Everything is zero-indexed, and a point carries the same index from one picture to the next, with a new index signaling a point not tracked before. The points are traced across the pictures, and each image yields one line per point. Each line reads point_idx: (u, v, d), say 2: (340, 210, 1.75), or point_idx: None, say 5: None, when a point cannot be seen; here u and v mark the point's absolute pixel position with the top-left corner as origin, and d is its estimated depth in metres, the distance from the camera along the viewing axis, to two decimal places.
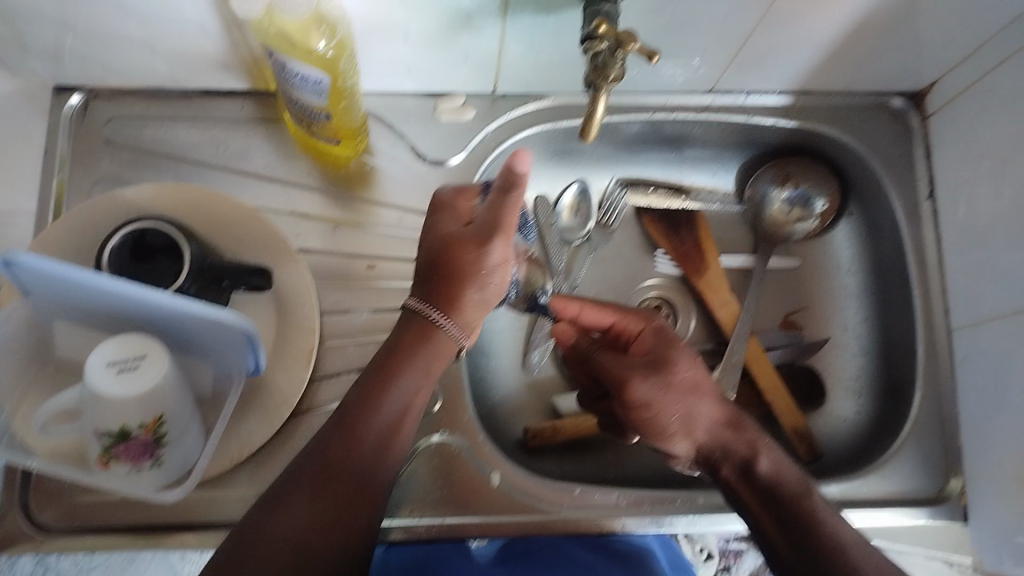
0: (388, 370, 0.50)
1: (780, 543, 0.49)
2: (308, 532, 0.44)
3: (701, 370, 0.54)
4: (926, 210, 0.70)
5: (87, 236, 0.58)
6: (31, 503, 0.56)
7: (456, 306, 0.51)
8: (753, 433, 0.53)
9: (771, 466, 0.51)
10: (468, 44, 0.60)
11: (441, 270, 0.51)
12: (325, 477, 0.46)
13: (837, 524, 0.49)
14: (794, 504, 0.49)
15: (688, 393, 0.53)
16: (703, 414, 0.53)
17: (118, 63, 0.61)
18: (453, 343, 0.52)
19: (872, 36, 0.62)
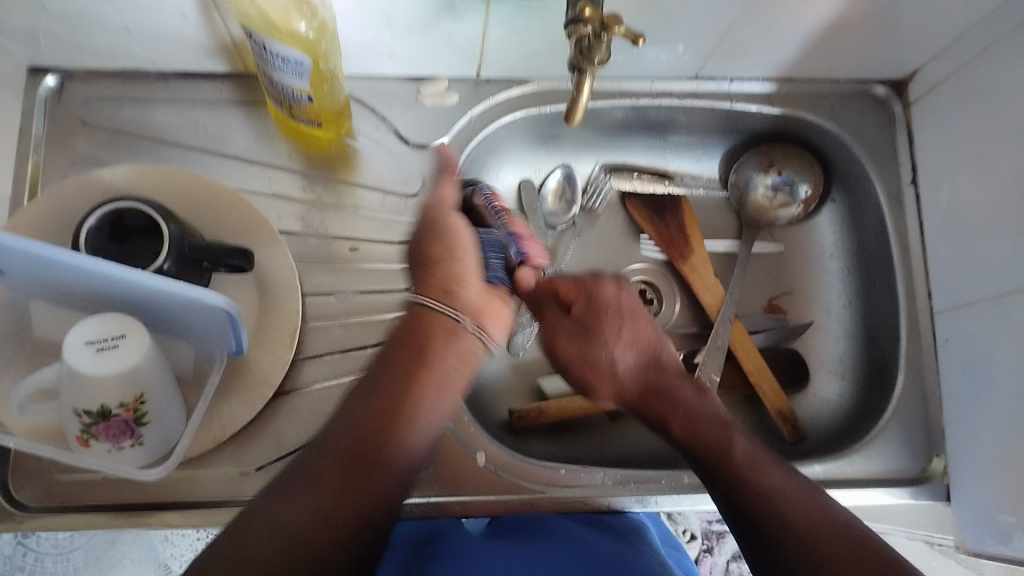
0: (399, 359, 0.51)
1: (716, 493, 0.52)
2: (312, 520, 0.44)
3: (620, 339, 0.59)
4: (909, 195, 0.70)
5: (64, 217, 0.58)
6: (11, 482, 0.56)
7: (442, 283, 0.54)
8: (674, 397, 0.57)
9: (684, 429, 0.55)
10: (450, 28, 0.60)
11: (421, 258, 0.54)
12: (347, 465, 0.46)
13: (773, 481, 0.50)
14: (716, 462, 0.52)
15: (608, 363, 0.60)
16: (620, 382, 0.59)
17: (97, 45, 0.60)
18: (447, 322, 0.53)
19: (854, 23, 0.62)
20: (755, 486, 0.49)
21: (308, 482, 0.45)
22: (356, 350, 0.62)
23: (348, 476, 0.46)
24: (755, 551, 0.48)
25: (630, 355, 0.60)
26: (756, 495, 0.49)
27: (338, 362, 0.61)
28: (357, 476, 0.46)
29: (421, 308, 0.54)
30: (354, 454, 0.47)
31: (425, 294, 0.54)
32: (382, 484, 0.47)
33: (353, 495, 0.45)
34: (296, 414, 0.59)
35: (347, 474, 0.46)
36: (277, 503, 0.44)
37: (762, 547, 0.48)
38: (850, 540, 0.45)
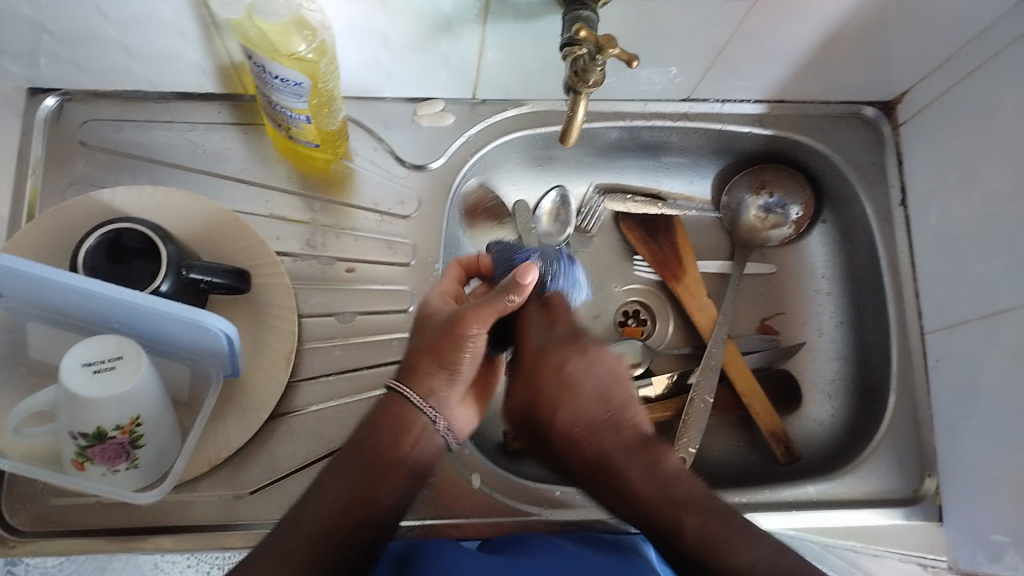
0: (371, 424, 0.49)
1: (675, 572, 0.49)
2: (343, 508, 0.46)
3: (562, 414, 0.52)
4: (899, 216, 0.71)
5: (62, 239, 0.58)
6: (4, 506, 0.56)
7: (434, 384, 0.50)
8: (618, 475, 0.51)
9: (633, 508, 0.50)
10: (447, 49, 0.61)
11: (418, 349, 0.51)
12: (346, 512, 0.46)
13: (734, 560, 0.46)
14: (668, 531, 0.48)
15: (563, 440, 0.52)
16: (570, 455, 0.52)
17: (97, 65, 0.61)
18: (425, 423, 0.50)
19: (844, 45, 0.64)
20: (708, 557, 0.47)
21: (315, 513, 0.45)
22: (352, 371, 0.62)
23: (342, 525, 0.45)
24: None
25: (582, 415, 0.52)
26: None
27: (334, 383, 0.61)
28: (376, 474, 0.48)
29: (398, 401, 0.50)
30: (373, 463, 0.48)
31: (403, 386, 0.50)
32: (395, 489, 0.48)
33: (367, 495, 0.47)
34: (292, 436, 0.59)
35: (366, 479, 0.47)
36: (320, 490, 0.47)
37: None
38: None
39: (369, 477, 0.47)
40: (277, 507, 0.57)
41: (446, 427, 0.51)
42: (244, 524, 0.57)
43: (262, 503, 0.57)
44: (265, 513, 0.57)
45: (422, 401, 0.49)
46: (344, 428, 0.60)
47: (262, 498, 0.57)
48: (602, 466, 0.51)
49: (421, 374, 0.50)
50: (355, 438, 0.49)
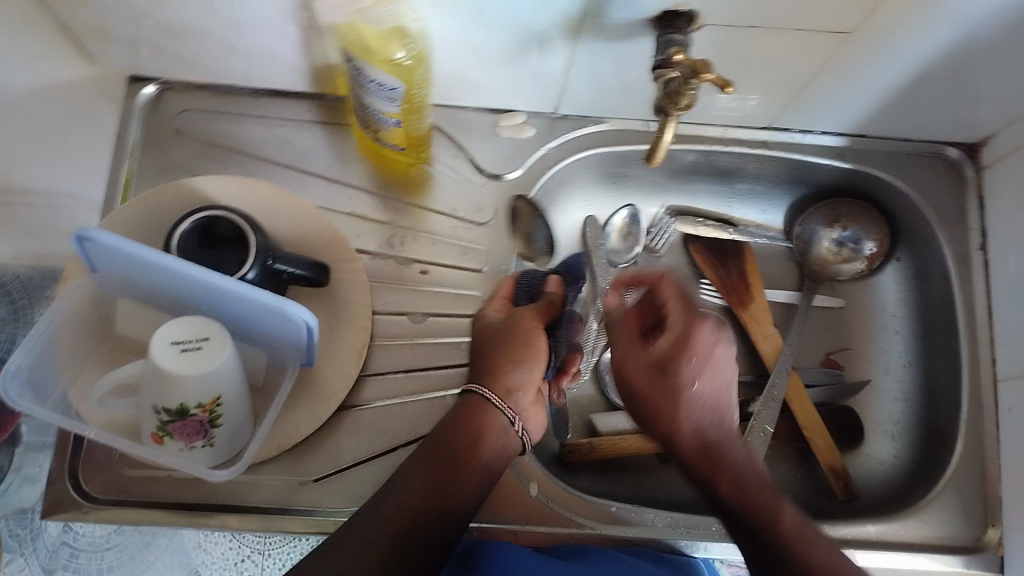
0: (452, 422, 0.53)
1: (753, 561, 0.49)
2: (422, 501, 0.49)
3: (699, 377, 0.53)
4: (977, 259, 0.70)
5: (154, 221, 0.61)
6: (82, 472, 0.58)
7: (510, 383, 0.55)
8: (728, 461, 0.51)
9: (735, 492, 0.50)
10: (536, 65, 0.62)
11: (487, 362, 0.56)
12: (425, 503, 0.49)
13: (817, 556, 0.47)
14: (761, 527, 0.48)
15: (671, 398, 0.52)
16: (692, 420, 0.52)
17: (199, 59, 0.63)
18: (500, 419, 0.54)
19: (932, 84, 0.63)
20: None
21: (395, 503, 0.49)
22: (419, 371, 0.63)
23: (421, 516, 0.48)
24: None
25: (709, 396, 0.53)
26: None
27: (401, 381, 0.63)
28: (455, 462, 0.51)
29: (476, 399, 0.54)
30: (454, 457, 0.51)
31: (482, 387, 0.55)
32: (471, 484, 0.51)
33: (445, 488, 0.50)
34: (357, 428, 0.61)
35: (440, 473, 0.50)
36: (399, 483, 0.50)
37: None
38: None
39: (444, 462, 0.51)
40: (339, 496, 0.59)
41: (523, 427, 0.56)
42: (306, 509, 0.58)
43: (325, 491, 0.59)
44: (326, 500, 0.59)
45: (500, 400, 0.54)
46: (408, 426, 0.61)
47: (325, 486, 0.59)
48: (711, 453, 0.52)
49: (496, 376, 0.55)
50: (444, 422, 0.53)
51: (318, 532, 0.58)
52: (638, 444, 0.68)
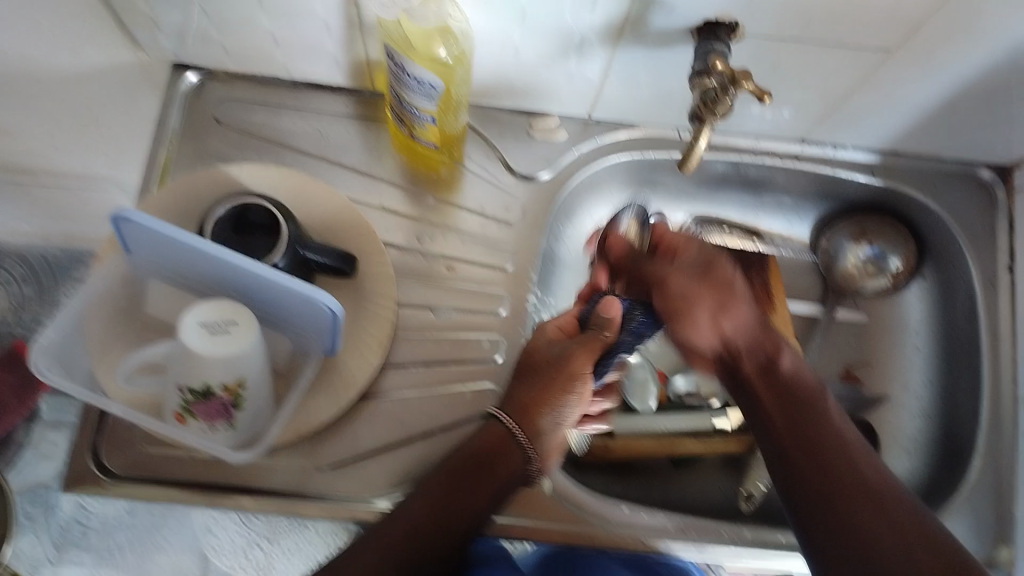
0: (476, 450, 0.56)
1: (785, 430, 0.52)
2: (431, 516, 0.52)
3: (741, 278, 0.56)
4: (1004, 281, 0.70)
5: (188, 206, 0.62)
6: (104, 448, 0.59)
7: (545, 424, 0.57)
8: (779, 343, 0.55)
9: (792, 368, 0.54)
10: (573, 69, 0.63)
11: (525, 395, 0.57)
12: (435, 513, 0.53)
13: (841, 426, 0.51)
14: (808, 403, 0.52)
15: (721, 288, 0.55)
16: (738, 316, 0.55)
17: (242, 50, 0.64)
18: (518, 455, 0.56)
19: (968, 105, 0.63)
20: (851, 445, 0.50)
21: (405, 512, 0.53)
22: (440, 365, 0.64)
23: (434, 520, 0.52)
24: (803, 513, 0.49)
25: (756, 306, 0.56)
26: (840, 441, 0.50)
27: (422, 374, 0.63)
28: (474, 477, 0.54)
29: (497, 429, 0.57)
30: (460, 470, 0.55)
31: (508, 418, 0.57)
32: (484, 499, 0.54)
33: (456, 497, 0.54)
34: (376, 418, 0.61)
35: (447, 493, 0.54)
36: (407, 503, 0.53)
37: (829, 480, 0.49)
38: (922, 540, 0.46)
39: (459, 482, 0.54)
40: (355, 484, 0.59)
41: (538, 468, 0.57)
42: (321, 495, 0.59)
43: (342, 479, 0.59)
44: (342, 488, 0.59)
45: (524, 438, 0.56)
46: (426, 419, 0.62)
47: (341, 473, 0.60)
48: (770, 335, 0.55)
49: (528, 411, 0.57)
50: (453, 460, 0.55)
51: (332, 518, 0.58)
52: (652, 446, 0.68)
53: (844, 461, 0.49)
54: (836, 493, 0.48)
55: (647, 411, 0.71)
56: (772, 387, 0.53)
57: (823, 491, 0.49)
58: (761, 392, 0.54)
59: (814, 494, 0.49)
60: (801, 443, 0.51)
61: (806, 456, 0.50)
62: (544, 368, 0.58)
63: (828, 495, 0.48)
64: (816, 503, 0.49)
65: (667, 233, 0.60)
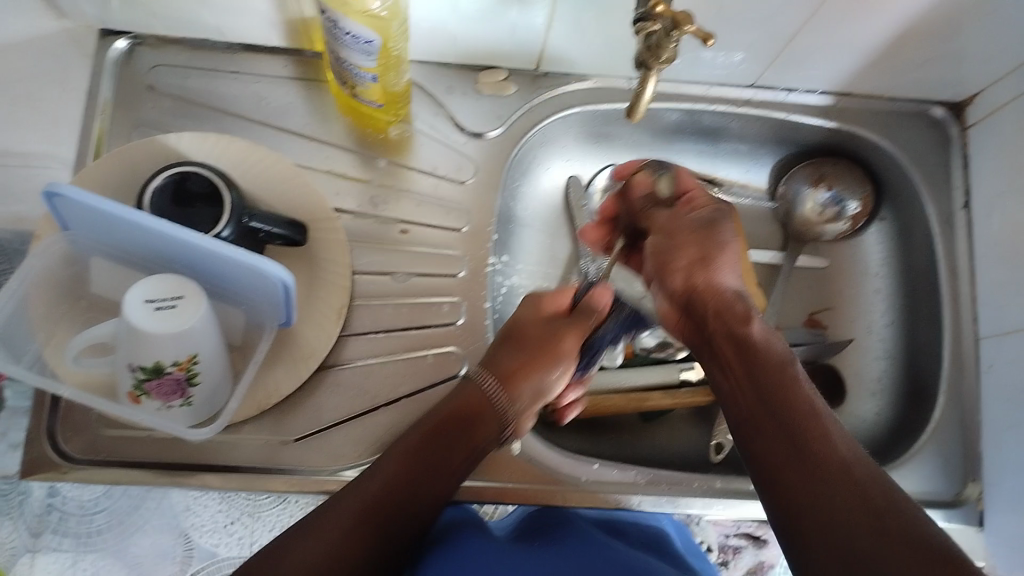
0: (432, 433, 0.55)
1: (751, 401, 0.50)
2: (393, 490, 0.51)
3: (727, 254, 0.58)
4: (960, 218, 0.70)
5: (129, 180, 0.60)
6: (59, 433, 0.58)
7: (530, 390, 0.60)
8: (747, 310, 0.54)
9: (761, 334, 0.53)
10: (517, 19, 0.61)
11: (506, 359, 0.60)
12: (395, 484, 0.51)
13: (807, 401, 0.48)
14: (781, 385, 0.49)
15: (699, 235, 0.59)
16: (728, 273, 0.57)
17: (171, 12, 0.62)
18: (493, 411, 0.58)
19: (918, 40, 0.63)
20: (810, 417, 0.47)
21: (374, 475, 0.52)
22: (400, 331, 0.63)
23: (402, 475, 0.52)
24: (775, 489, 0.46)
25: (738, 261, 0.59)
26: (800, 413, 0.47)
27: (382, 341, 0.62)
28: (453, 444, 0.55)
29: (473, 391, 0.59)
30: (417, 449, 0.54)
31: (488, 376, 0.59)
32: (449, 480, 0.54)
33: (414, 478, 0.52)
34: (338, 388, 0.60)
35: (407, 467, 0.53)
36: (361, 479, 0.51)
37: (789, 458, 0.46)
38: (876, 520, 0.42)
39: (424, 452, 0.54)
40: (321, 455, 0.59)
41: (510, 430, 0.59)
42: (288, 469, 0.58)
43: (307, 451, 0.59)
44: (308, 460, 0.58)
45: (504, 398, 0.59)
46: (389, 385, 0.61)
47: (307, 445, 0.59)
48: (730, 306, 0.55)
49: (514, 374, 0.60)
50: (425, 424, 0.56)
51: (300, 490, 0.58)
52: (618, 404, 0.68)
53: (803, 434, 0.46)
54: (801, 466, 0.45)
55: (614, 365, 0.70)
56: (736, 348, 0.53)
57: (777, 465, 0.46)
58: (726, 356, 0.53)
59: (782, 474, 0.46)
60: (768, 412, 0.49)
61: (771, 419, 0.48)
62: (527, 338, 0.61)
63: (797, 466, 0.45)
64: (788, 478, 0.45)
65: (691, 185, 0.63)
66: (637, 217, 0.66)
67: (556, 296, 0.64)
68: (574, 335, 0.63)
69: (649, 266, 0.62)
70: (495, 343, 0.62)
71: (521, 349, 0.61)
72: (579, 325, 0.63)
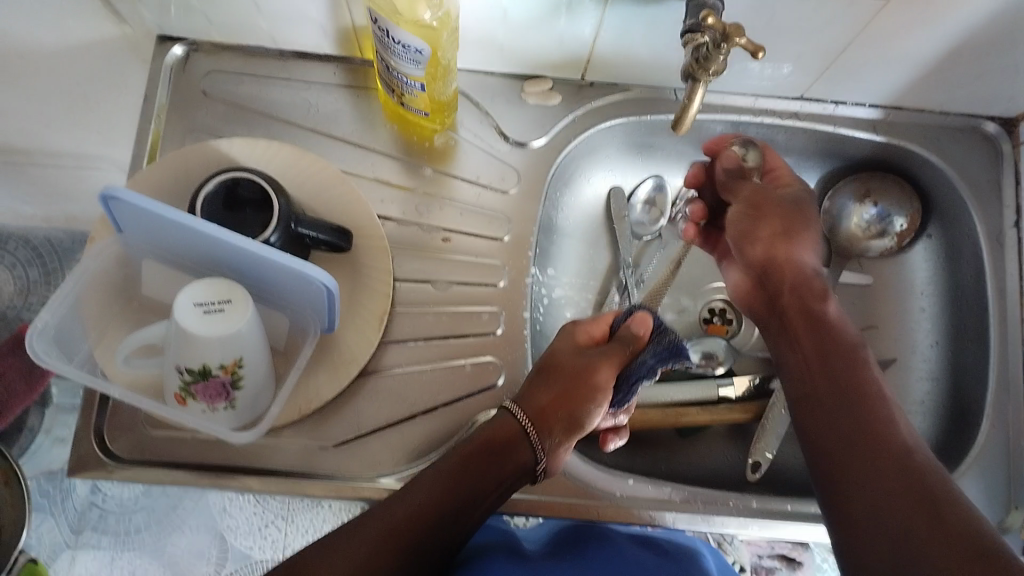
0: (460, 457, 0.53)
1: (818, 380, 0.53)
2: (429, 509, 0.50)
3: (813, 249, 0.61)
4: (1011, 237, 0.69)
5: (179, 183, 0.61)
6: (105, 432, 0.59)
7: (564, 421, 0.56)
8: (829, 314, 0.56)
9: (836, 313, 0.56)
10: (564, 29, 0.61)
11: (539, 395, 0.57)
12: (433, 503, 0.50)
13: (875, 386, 0.51)
14: (845, 370, 0.52)
15: (783, 215, 0.61)
16: (808, 254, 0.60)
17: (226, 19, 0.63)
18: (524, 450, 0.54)
19: (972, 55, 0.61)
20: (864, 398, 0.50)
21: (411, 490, 0.51)
22: (439, 339, 0.63)
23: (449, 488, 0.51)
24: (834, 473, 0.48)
25: (818, 249, 0.62)
26: (857, 397, 0.51)
27: (422, 348, 0.63)
28: (491, 470, 0.53)
29: (508, 424, 0.55)
30: (458, 469, 0.52)
31: (519, 412, 0.55)
32: (489, 501, 0.52)
33: (449, 506, 0.51)
34: (377, 395, 0.61)
35: (444, 484, 0.51)
36: (412, 489, 0.51)
37: (841, 439, 0.49)
38: (916, 499, 0.44)
39: (475, 456, 0.53)
40: (358, 461, 0.59)
41: (541, 470, 0.55)
42: (326, 474, 0.59)
43: (345, 457, 0.59)
44: (346, 466, 0.59)
45: (535, 438, 0.55)
46: (428, 392, 0.61)
47: (345, 451, 0.59)
48: (804, 292, 0.58)
49: (550, 410, 0.56)
50: (462, 451, 0.53)
51: (337, 495, 0.58)
52: (656, 419, 0.68)
53: (858, 420, 0.49)
54: (852, 445, 0.48)
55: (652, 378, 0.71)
56: (813, 334, 0.55)
57: (833, 442, 0.49)
58: (800, 334, 0.56)
59: (843, 463, 0.48)
60: (835, 397, 0.51)
61: (838, 404, 0.51)
62: (555, 369, 0.58)
63: (863, 454, 0.47)
64: (849, 468, 0.47)
65: (777, 164, 0.64)
66: (719, 189, 0.66)
67: (588, 326, 0.62)
68: (603, 369, 0.57)
69: (729, 239, 0.65)
70: (534, 375, 0.59)
71: (551, 387, 0.57)
72: (608, 359, 0.58)
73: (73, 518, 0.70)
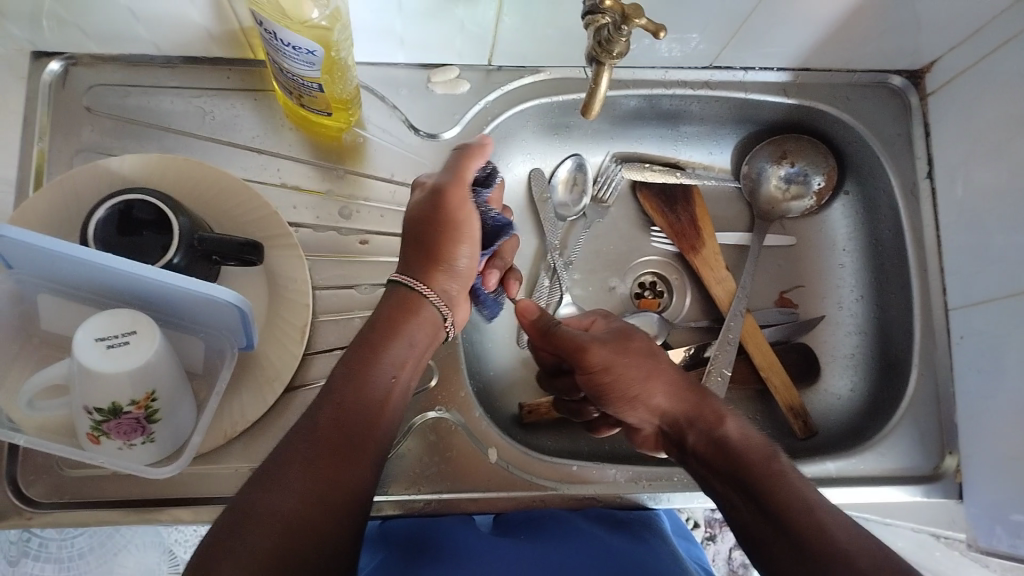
0: (353, 361, 0.48)
1: (742, 505, 0.48)
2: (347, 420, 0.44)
3: (659, 383, 0.55)
4: (924, 187, 0.70)
5: (70, 207, 0.57)
6: (19, 478, 0.55)
7: (442, 277, 0.53)
8: (713, 414, 0.54)
9: (734, 430, 0.52)
10: (463, 15, 0.59)
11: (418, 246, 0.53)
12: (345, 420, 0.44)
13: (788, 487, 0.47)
14: (756, 481, 0.48)
15: (647, 356, 0.56)
16: (662, 385, 0.55)
17: (103, 29, 0.59)
18: (433, 313, 0.52)
19: (874, 11, 0.61)
20: (785, 496, 0.46)
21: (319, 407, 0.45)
22: None
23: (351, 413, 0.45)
24: (757, 551, 0.47)
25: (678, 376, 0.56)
26: (788, 498, 0.46)
27: None
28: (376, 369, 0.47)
29: (404, 293, 0.52)
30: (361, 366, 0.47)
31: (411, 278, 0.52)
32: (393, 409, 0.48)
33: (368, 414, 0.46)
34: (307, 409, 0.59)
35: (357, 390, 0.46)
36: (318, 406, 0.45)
37: (775, 539, 0.45)
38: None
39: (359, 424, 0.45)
40: None
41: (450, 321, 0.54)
42: None
43: None
44: None
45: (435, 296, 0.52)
46: None
47: None
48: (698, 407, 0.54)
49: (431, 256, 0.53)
50: (355, 349, 0.49)
51: None
52: None
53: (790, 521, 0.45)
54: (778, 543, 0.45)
55: None
56: (716, 455, 0.51)
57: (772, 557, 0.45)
58: (710, 464, 0.51)
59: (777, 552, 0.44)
60: (764, 513, 0.46)
61: (768, 523, 0.46)
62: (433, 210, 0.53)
63: (779, 532, 0.45)
64: (770, 540, 0.45)
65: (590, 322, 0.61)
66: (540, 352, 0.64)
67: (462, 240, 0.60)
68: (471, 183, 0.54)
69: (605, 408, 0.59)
70: (403, 235, 0.54)
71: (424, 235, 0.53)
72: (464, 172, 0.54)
73: (9, 551, 0.65)
